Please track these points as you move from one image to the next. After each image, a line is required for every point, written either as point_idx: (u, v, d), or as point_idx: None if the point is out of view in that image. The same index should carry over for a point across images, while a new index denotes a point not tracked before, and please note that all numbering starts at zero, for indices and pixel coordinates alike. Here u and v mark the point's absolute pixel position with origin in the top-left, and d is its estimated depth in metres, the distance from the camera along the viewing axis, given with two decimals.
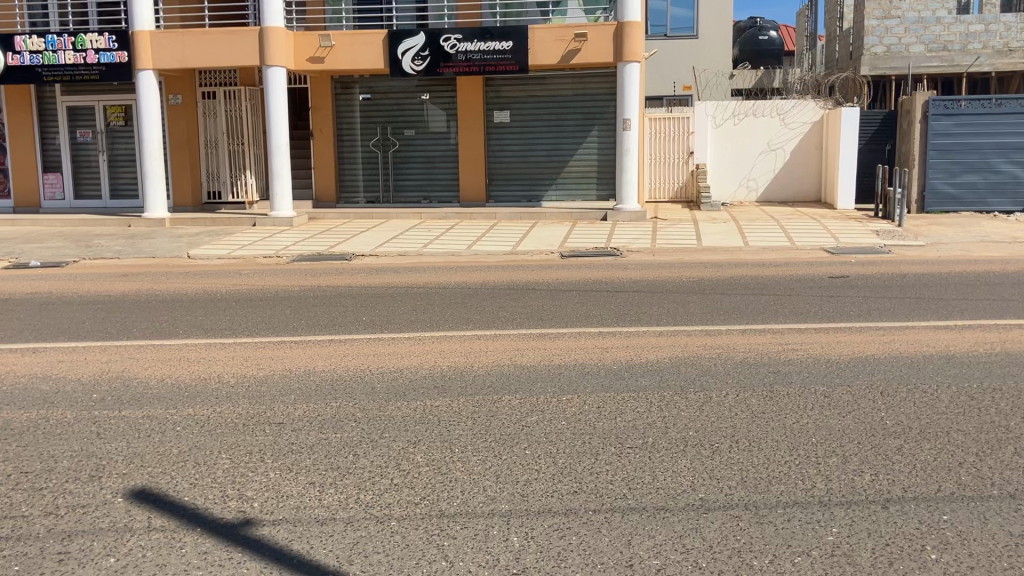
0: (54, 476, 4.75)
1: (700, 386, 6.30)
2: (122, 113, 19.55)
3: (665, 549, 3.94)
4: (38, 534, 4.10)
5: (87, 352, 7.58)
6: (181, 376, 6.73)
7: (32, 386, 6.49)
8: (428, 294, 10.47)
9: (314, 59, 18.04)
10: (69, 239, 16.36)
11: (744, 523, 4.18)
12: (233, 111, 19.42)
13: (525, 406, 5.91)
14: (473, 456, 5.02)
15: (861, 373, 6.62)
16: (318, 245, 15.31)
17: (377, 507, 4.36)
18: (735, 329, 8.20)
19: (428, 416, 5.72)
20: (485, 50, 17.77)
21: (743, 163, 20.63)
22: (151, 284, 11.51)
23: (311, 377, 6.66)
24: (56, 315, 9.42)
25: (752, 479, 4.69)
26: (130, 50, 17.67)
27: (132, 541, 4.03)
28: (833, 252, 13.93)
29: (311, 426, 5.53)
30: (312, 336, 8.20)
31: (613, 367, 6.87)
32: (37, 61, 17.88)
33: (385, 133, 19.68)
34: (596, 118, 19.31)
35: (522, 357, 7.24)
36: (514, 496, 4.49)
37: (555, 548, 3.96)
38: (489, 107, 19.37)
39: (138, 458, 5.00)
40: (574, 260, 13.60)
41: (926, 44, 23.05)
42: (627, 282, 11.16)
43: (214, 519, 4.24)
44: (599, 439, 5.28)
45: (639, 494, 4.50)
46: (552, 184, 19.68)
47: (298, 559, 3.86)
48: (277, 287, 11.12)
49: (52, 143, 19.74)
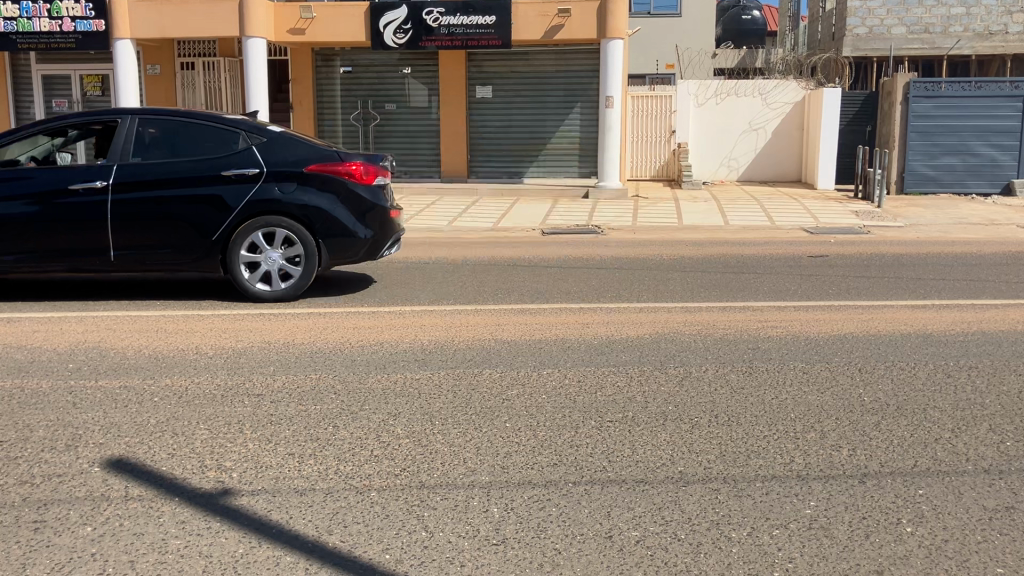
0: (30, 446, 4.71)
1: (681, 362, 6.32)
2: (99, 83, 19.30)
3: (644, 521, 3.95)
4: (13, 503, 4.06)
5: (63, 323, 7.48)
6: (159, 347, 6.66)
7: (8, 355, 6.43)
8: (409, 270, 10.38)
9: (295, 31, 17.80)
10: None
11: (722, 497, 4.20)
12: (212, 82, 19.19)
13: (505, 379, 5.91)
14: (453, 429, 5.01)
15: (840, 350, 6.67)
16: None
17: (356, 478, 4.35)
18: (715, 306, 8.22)
19: (408, 388, 5.71)
20: (468, 24, 17.61)
21: (724, 142, 20.63)
22: None
23: (291, 349, 6.63)
24: (33, 285, 9.31)
25: (732, 454, 4.71)
26: (107, 18, 17.36)
27: (109, 510, 3.99)
28: (813, 232, 13.94)
29: (291, 398, 5.49)
30: (292, 308, 8.17)
31: (593, 342, 6.87)
32: (11, 27, 17.56)
33: (366, 107, 19.54)
34: (579, 95, 19.20)
35: (502, 331, 7.22)
36: (495, 468, 4.48)
37: (534, 519, 3.97)
38: (472, 82, 19.25)
39: (115, 429, 4.95)
40: (555, 237, 13.62)
41: (908, 26, 23.14)
42: (608, 259, 11.17)
43: (191, 489, 4.21)
44: (579, 413, 5.29)
45: (619, 467, 4.52)
46: (534, 160, 19.60)
47: (277, 530, 3.84)
48: None
49: (27, 112, 19.43)
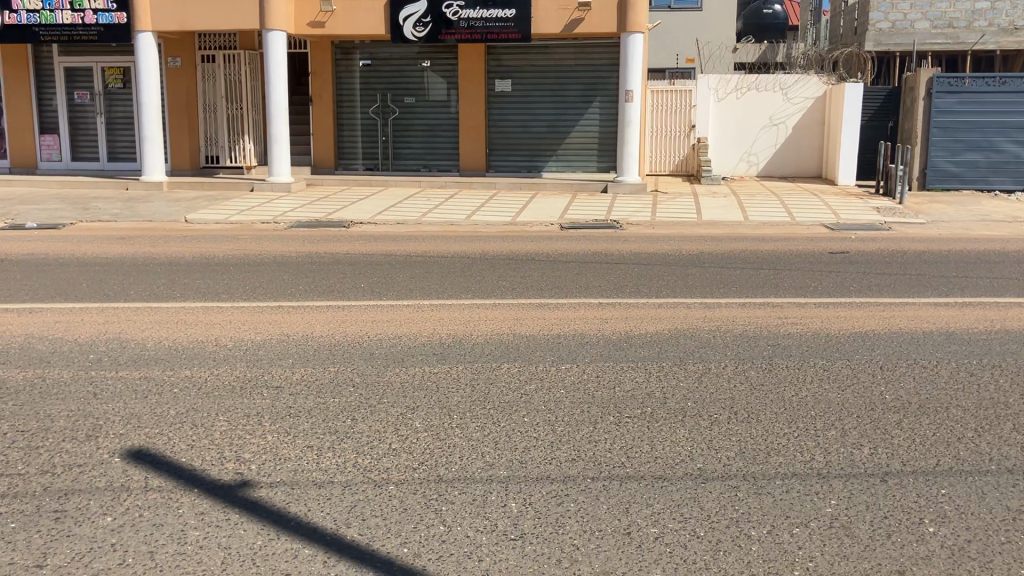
0: (51, 435, 4.74)
1: (700, 359, 6.28)
2: (120, 75, 19.39)
3: (663, 518, 3.93)
4: (34, 492, 4.08)
5: (84, 314, 7.52)
6: (179, 338, 6.70)
7: (30, 345, 6.48)
8: (426, 264, 10.36)
9: (315, 24, 17.83)
10: (66, 201, 16.27)
11: (742, 494, 4.17)
12: (232, 75, 19.25)
13: (524, 374, 5.89)
14: (471, 423, 4.99)
15: (861, 348, 6.60)
16: (316, 211, 15.21)
17: (374, 471, 4.35)
18: (735, 302, 8.16)
19: (426, 382, 5.70)
20: (487, 17, 17.57)
21: (744, 138, 20.51)
22: (148, 248, 11.41)
23: (310, 342, 6.63)
24: (54, 276, 9.39)
25: (751, 451, 4.68)
26: (129, 11, 17.45)
27: (129, 500, 4.01)
28: (833, 228, 13.83)
29: (310, 390, 5.50)
30: (310, 300, 8.19)
31: (612, 337, 6.85)
32: (34, 20, 17.59)
33: (385, 100, 19.54)
34: (598, 89, 19.13)
35: (521, 326, 7.20)
36: (513, 463, 4.47)
37: (553, 514, 3.95)
38: (491, 75, 19.22)
39: (136, 419, 4.97)
40: (573, 232, 13.56)
41: (932, 21, 22.87)
42: (626, 254, 11.13)
43: (210, 481, 4.22)
44: (597, 408, 5.26)
45: (638, 463, 4.50)
46: (553, 154, 19.57)
47: (296, 522, 3.84)
48: (273, 253, 11.04)
49: (49, 104, 19.57)
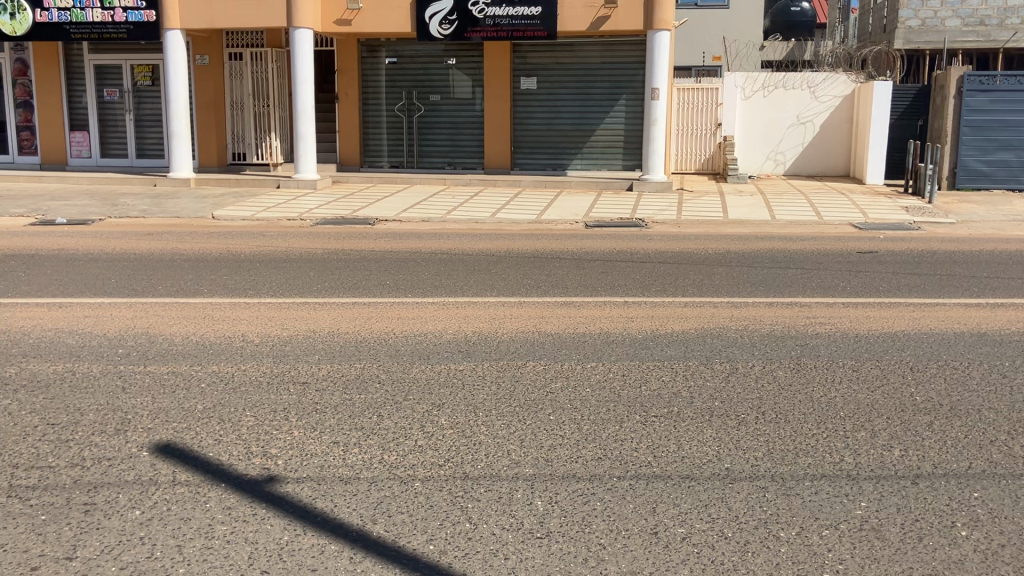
0: (80, 429, 4.77)
1: (727, 358, 6.23)
2: (149, 72, 19.55)
3: (690, 518, 3.90)
4: (64, 484, 4.12)
5: (112, 309, 7.59)
6: (207, 333, 6.74)
7: (60, 338, 6.55)
8: (451, 262, 10.36)
9: (341, 21, 17.89)
10: (95, 197, 16.42)
11: (770, 495, 4.13)
12: (259, 73, 19.37)
13: (549, 371, 5.88)
14: (497, 421, 4.98)
15: (891, 348, 6.52)
16: (341, 209, 15.26)
17: (401, 468, 4.35)
18: (762, 301, 8.09)
19: (451, 379, 5.70)
20: (514, 15, 17.54)
21: (771, 136, 20.36)
22: (176, 244, 11.51)
23: (336, 338, 6.65)
24: (83, 271, 9.48)
25: (779, 451, 4.63)
26: (158, 9, 17.59)
27: (158, 494, 4.04)
28: (861, 228, 13.70)
29: (335, 386, 5.51)
30: (336, 297, 8.21)
31: (638, 335, 6.81)
32: (65, 18, 17.80)
33: (410, 98, 19.58)
34: (624, 86, 19.06)
35: (546, 324, 7.19)
36: (539, 461, 4.46)
37: (579, 513, 3.93)
38: (516, 73, 19.20)
39: (163, 413, 5.01)
40: (598, 230, 13.52)
41: (963, 19, 22.62)
42: (652, 252, 11.08)
43: (238, 475, 4.24)
44: (623, 407, 5.23)
45: (665, 463, 4.47)
46: (578, 152, 19.52)
47: (322, 518, 3.85)
48: (300, 249, 11.09)
49: (79, 102, 19.77)
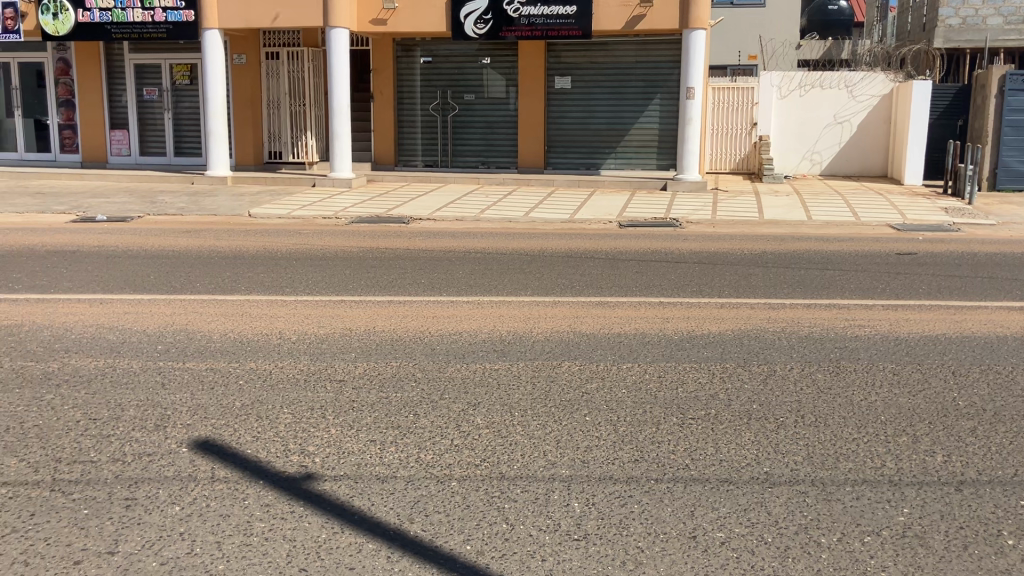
0: (121, 424, 4.83)
1: (765, 360, 6.17)
2: (188, 72, 19.77)
3: (729, 522, 3.86)
4: (106, 479, 4.16)
5: (151, 305, 7.68)
6: (245, 331, 6.79)
7: (101, 334, 6.63)
8: (486, 260, 10.37)
9: (377, 21, 17.97)
10: (134, 195, 16.62)
11: (810, 500, 4.08)
12: (295, 72, 19.51)
13: (585, 372, 5.86)
14: (533, 421, 4.96)
15: (933, 352, 6.42)
16: (376, 207, 15.33)
17: (437, 467, 4.35)
18: (800, 303, 8.00)
19: (487, 378, 5.70)
20: (549, 14, 17.51)
21: (807, 136, 20.14)
22: (213, 241, 11.63)
23: (372, 337, 6.67)
24: (123, 268, 9.59)
25: (819, 455, 4.57)
26: (197, 9, 17.78)
27: (197, 490, 4.07)
28: (900, 229, 13.51)
29: (372, 384, 5.53)
30: (371, 295, 8.24)
31: (675, 337, 6.76)
32: (106, 18, 18.06)
33: (445, 97, 19.62)
34: (659, 86, 18.96)
35: (581, 324, 7.16)
36: (575, 462, 4.44)
37: (616, 515, 3.91)
38: (551, 72, 19.18)
39: (202, 410, 5.05)
40: (633, 230, 13.46)
41: (1005, 17, 22.22)
42: (687, 253, 11.00)
43: (276, 473, 4.26)
44: (660, 409, 5.19)
45: (703, 466, 4.43)
46: (611, 151, 19.45)
47: (360, 516, 3.86)
48: (336, 248, 11.15)
49: (119, 100, 20.04)
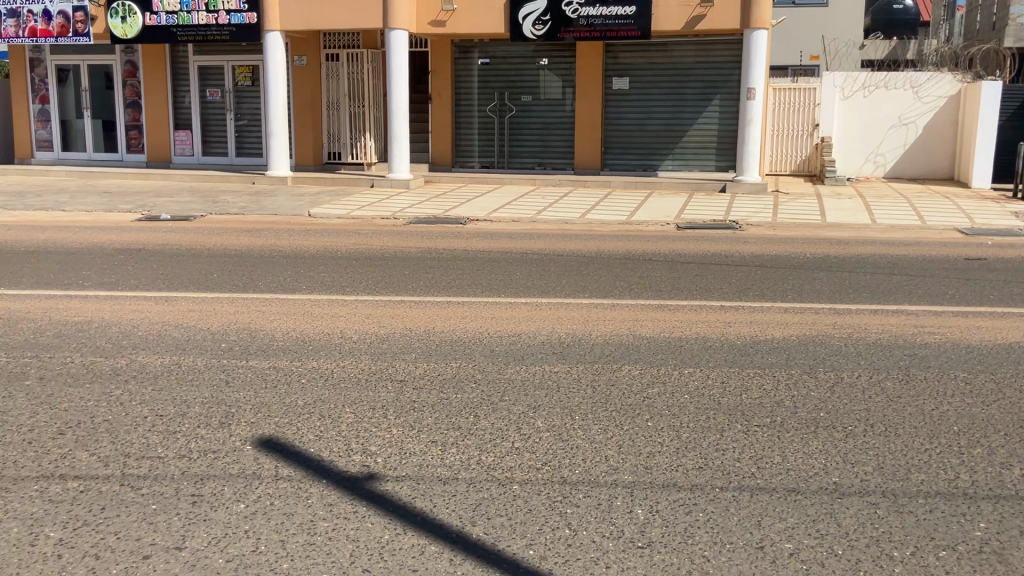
0: (187, 421, 4.89)
1: (831, 367, 6.03)
2: (250, 73, 20.09)
3: (798, 533, 3.77)
4: (173, 475, 4.22)
5: (214, 303, 7.79)
6: (307, 329, 6.85)
7: (166, 332, 6.74)
8: (543, 262, 10.34)
9: (436, 23, 18.05)
10: (196, 194, 16.93)
11: (882, 512, 3.96)
12: (355, 73, 19.70)
13: (646, 376, 5.78)
14: (594, 425, 4.91)
15: (1007, 361, 6.20)
16: (433, 208, 15.40)
17: (499, 470, 4.33)
18: (866, 309, 7.82)
19: (547, 381, 5.66)
20: (607, 15, 17.41)
21: (871, 137, 19.73)
22: (274, 240, 11.79)
23: (431, 337, 6.68)
24: (187, 266, 9.76)
25: (890, 466, 4.44)
26: (259, 12, 18.04)
27: (261, 488, 4.10)
28: (968, 234, 13.14)
29: (432, 385, 5.53)
30: (431, 296, 8.26)
31: (738, 342, 6.65)
32: (172, 21, 18.44)
33: (502, 98, 19.63)
34: (718, 87, 18.73)
35: (641, 327, 7.08)
36: (638, 468, 4.38)
37: (681, 523, 3.84)
38: (608, 73, 19.07)
39: (266, 408, 5.10)
40: (691, 232, 13.30)
41: None
42: (748, 256, 10.83)
43: (339, 472, 4.28)
44: (724, 415, 5.10)
45: (769, 474, 4.33)
46: (669, 153, 19.27)
47: (422, 517, 3.85)
48: (395, 248, 11.22)
49: (183, 101, 20.44)
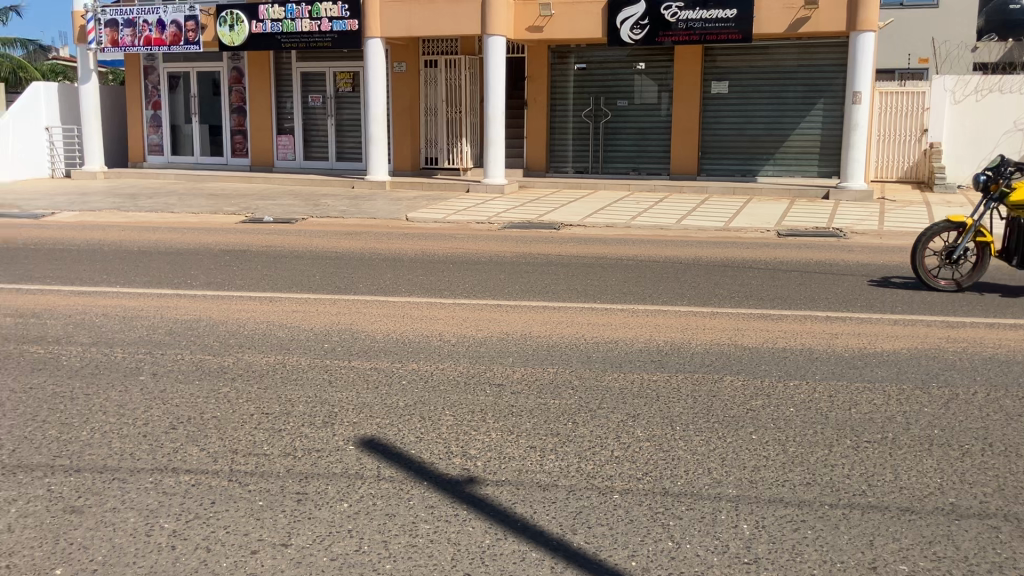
0: (292, 420, 4.99)
1: (945, 382, 5.77)
2: (350, 79, 20.53)
3: (913, 554, 3.61)
4: (278, 473, 4.30)
5: (316, 304, 7.95)
6: (407, 332, 6.93)
7: (271, 331, 6.91)
8: (640, 268, 10.23)
9: (533, 28, 18.10)
10: (298, 197, 17.37)
11: (1004, 536, 3.76)
12: (453, 79, 19.91)
13: (749, 387, 5.64)
14: (695, 436, 4.81)
15: None
16: (528, 213, 15.42)
17: (599, 478, 4.27)
18: (983, 322, 7.47)
19: (646, 389, 5.57)
20: (707, 18, 17.17)
21: (984, 143, 18.92)
22: (374, 243, 11.98)
23: (529, 342, 6.66)
24: (290, 267, 9.99)
25: (1013, 489, 4.22)
26: (361, 19, 18.41)
27: (364, 488, 4.15)
28: None
29: (530, 390, 5.51)
30: (528, 300, 8.25)
31: (845, 354, 6.44)
32: (277, 29, 19.00)
33: (598, 103, 19.55)
34: (821, 91, 18.26)
35: (743, 336, 6.92)
36: (742, 481, 4.27)
37: (788, 540, 3.72)
38: (707, 77, 18.80)
39: (368, 408, 5.17)
40: (792, 239, 12.98)
41: None
42: (853, 265, 10.50)
43: (439, 475, 4.29)
44: (832, 430, 4.93)
45: (881, 493, 4.16)
46: (769, 158, 18.85)
47: (522, 523, 3.84)
48: (491, 252, 11.27)
49: (287, 107, 21.01)
